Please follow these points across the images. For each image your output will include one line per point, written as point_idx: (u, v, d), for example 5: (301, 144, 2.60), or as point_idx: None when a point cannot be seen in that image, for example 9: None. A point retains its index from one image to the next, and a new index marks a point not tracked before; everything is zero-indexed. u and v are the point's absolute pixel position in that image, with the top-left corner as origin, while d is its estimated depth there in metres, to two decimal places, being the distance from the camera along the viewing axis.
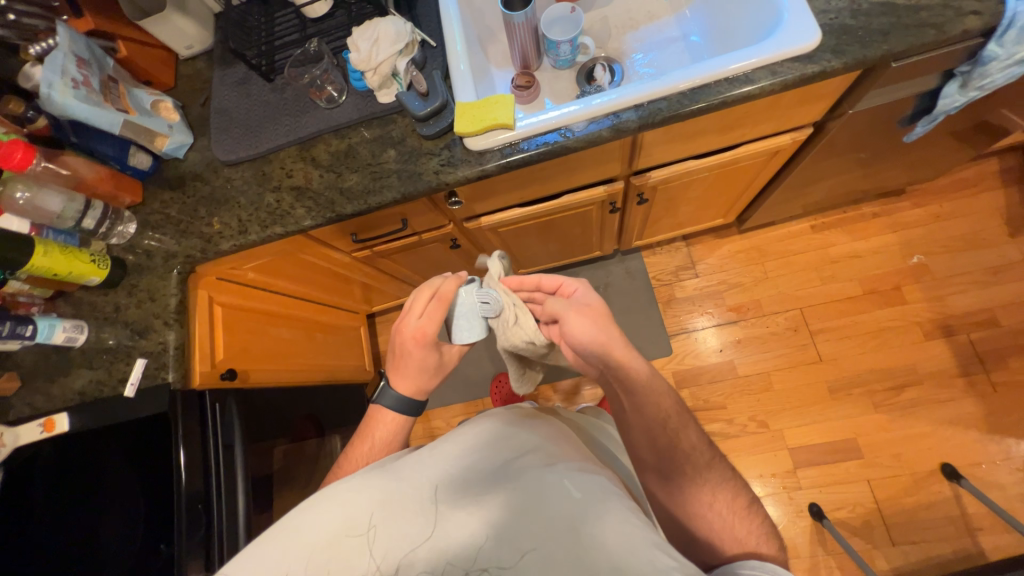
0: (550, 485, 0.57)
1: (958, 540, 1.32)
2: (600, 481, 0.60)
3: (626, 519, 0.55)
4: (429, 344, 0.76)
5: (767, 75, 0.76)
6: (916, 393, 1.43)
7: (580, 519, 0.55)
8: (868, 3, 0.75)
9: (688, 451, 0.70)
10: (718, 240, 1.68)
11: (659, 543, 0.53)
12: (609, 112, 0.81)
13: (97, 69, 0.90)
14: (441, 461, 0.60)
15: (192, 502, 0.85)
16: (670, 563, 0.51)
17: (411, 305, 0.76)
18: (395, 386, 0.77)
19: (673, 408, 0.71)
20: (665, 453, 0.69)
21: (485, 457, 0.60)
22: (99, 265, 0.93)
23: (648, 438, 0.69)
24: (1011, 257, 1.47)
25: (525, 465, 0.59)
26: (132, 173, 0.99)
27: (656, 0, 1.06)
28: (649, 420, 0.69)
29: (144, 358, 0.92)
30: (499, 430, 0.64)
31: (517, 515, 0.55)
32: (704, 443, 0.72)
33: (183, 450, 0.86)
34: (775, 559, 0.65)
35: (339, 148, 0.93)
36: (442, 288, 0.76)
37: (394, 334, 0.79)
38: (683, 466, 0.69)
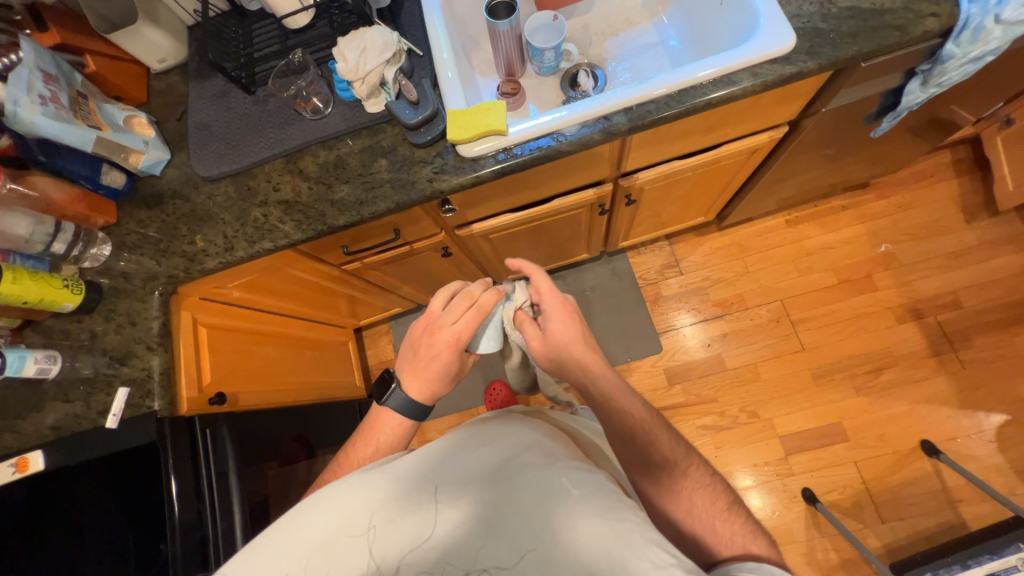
0: (550, 482, 0.57)
1: (941, 513, 1.39)
2: (601, 479, 0.60)
3: (626, 515, 0.55)
4: (459, 350, 0.77)
5: (748, 76, 0.79)
6: (893, 374, 1.51)
7: (581, 518, 0.54)
8: (837, 7, 0.79)
9: (660, 460, 0.72)
10: (700, 238, 1.73)
11: (659, 540, 0.53)
12: (598, 116, 0.82)
13: (65, 84, 0.86)
14: (441, 465, 0.61)
15: (185, 527, 0.81)
16: (670, 559, 0.52)
17: (446, 310, 0.76)
18: (413, 388, 0.77)
19: (642, 420, 0.74)
20: (640, 461, 0.72)
21: (484, 459, 0.61)
22: (73, 290, 0.88)
23: (623, 449, 0.73)
24: (968, 241, 1.57)
25: (524, 465, 0.59)
26: (105, 192, 0.95)
27: (634, 8, 1.09)
28: (622, 429, 0.73)
29: (127, 386, 0.87)
30: (499, 434, 0.65)
31: (516, 513, 0.55)
32: (677, 451, 0.74)
33: (174, 477, 0.82)
34: (767, 558, 0.65)
35: (327, 159, 0.91)
36: (480, 296, 0.77)
37: (422, 332, 0.78)
38: (658, 475, 0.72)
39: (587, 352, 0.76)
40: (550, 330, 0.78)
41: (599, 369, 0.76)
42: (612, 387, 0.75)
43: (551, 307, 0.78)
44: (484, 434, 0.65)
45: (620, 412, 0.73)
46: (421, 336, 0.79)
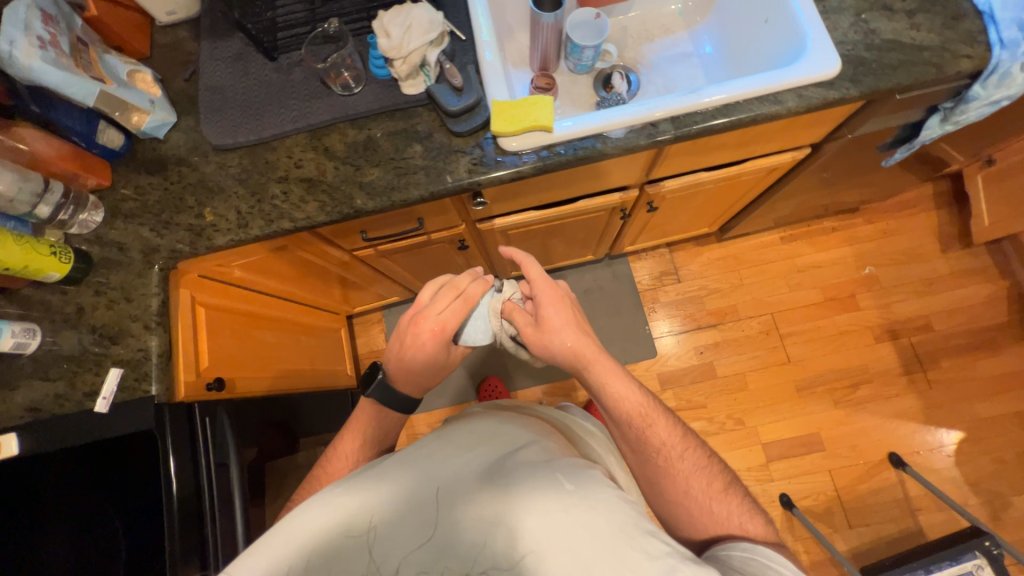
0: (546, 478, 0.57)
1: (902, 520, 1.49)
2: (597, 476, 0.59)
3: (620, 508, 0.55)
4: (445, 341, 0.75)
5: (793, 97, 0.81)
6: (868, 390, 1.60)
7: (577, 512, 0.54)
8: (880, 38, 0.81)
9: (656, 445, 0.72)
10: (699, 248, 1.77)
11: (653, 530, 0.53)
12: (647, 121, 0.81)
13: (65, 28, 0.76)
14: (439, 462, 0.59)
15: (185, 512, 0.76)
16: (664, 547, 0.52)
17: (433, 299, 0.75)
18: (398, 379, 0.77)
19: (637, 406, 0.73)
20: (637, 445, 0.73)
21: (482, 457, 0.61)
22: (61, 259, 0.79)
23: (620, 432, 0.74)
24: (942, 270, 1.68)
25: (521, 463, 0.60)
26: (99, 151, 0.86)
27: (671, 16, 1.09)
28: (618, 416, 0.73)
29: (120, 367, 0.79)
30: (495, 431, 0.66)
31: (513, 512, 0.54)
32: (675, 436, 0.73)
33: (174, 457, 0.76)
34: (760, 537, 0.67)
35: (356, 139, 0.86)
36: (466, 286, 0.76)
37: (407, 323, 0.76)
38: (654, 458, 0.72)
39: (578, 337, 0.75)
40: (541, 316, 0.77)
41: (593, 356, 0.74)
42: (608, 374, 0.74)
43: (542, 291, 0.78)
44: (481, 431, 0.66)
45: (616, 399, 0.73)
46: (406, 327, 0.76)
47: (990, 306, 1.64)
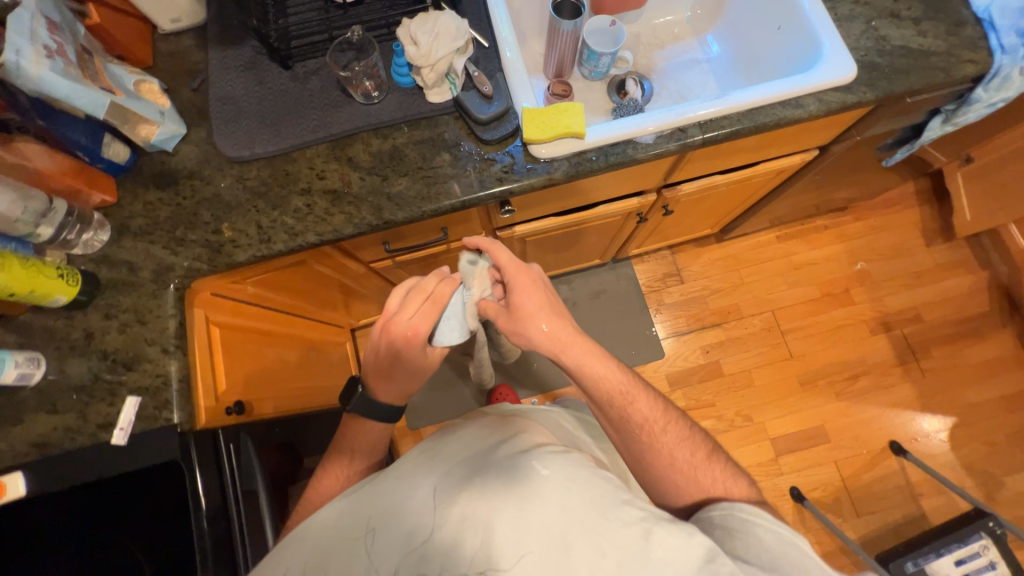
0: (523, 467, 0.59)
1: (906, 506, 1.54)
2: (575, 458, 0.62)
3: (597, 483, 0.59)
4: (420, 345, 0.73)
5: (814, 101, 0.83)
6: (867, 381, 1.66)
7: (557, 492, 0.57)
8: (891, 44, 0.85)
9: (640, 423, 0.70)
10: (699, 249, 1.80)
11: (629, 499, 0.58)
12: (676, 126, 0.82)
13: (70, 36, 0.72)
14: (430, 465, 0.63)
15: (218, 540, 0.72)
16: (637, 513, 0.56)
17: (402, 304, 0.73)
18: (378, 390, 0.77)
19: (618, 384, 0.71)
20: (620, 425, 0.71)
21: (467, 456, 0.63)
22: (69, 281, 0.74)
23: (602, 413, 0.73)
24: (928, 263, 1.76)
25: (502, 455, 0.62)
26: (103, 166, 0.81)
27: (680, 23, 1.11)
28: (597, 394, 0.71)
29: (137, 395, 0.74)
30: (479, 432, 0.69)
31: (495, 502, 0.56)
32: (657, 411, 0.72)
33: (201, 480, 0.73)
34: (745, 497, 0.68)
35: (381, 148, 0.84)
36: (430, 285, 0.75)
37: (380, 332, 0.74)
38: (639, 436, 0.71)
39: (555, 323, 0.72)
40: (515, 303, 0.74)
41: (569, 339, 0.72)
42: (586, 354, 0.72)
43: (514, 276, 0.75)
44: (461, 437, 0.68)
45: (595, 378, 0.71)
46: (379, 337, 0.74)
47: (973, 296, 1.72)
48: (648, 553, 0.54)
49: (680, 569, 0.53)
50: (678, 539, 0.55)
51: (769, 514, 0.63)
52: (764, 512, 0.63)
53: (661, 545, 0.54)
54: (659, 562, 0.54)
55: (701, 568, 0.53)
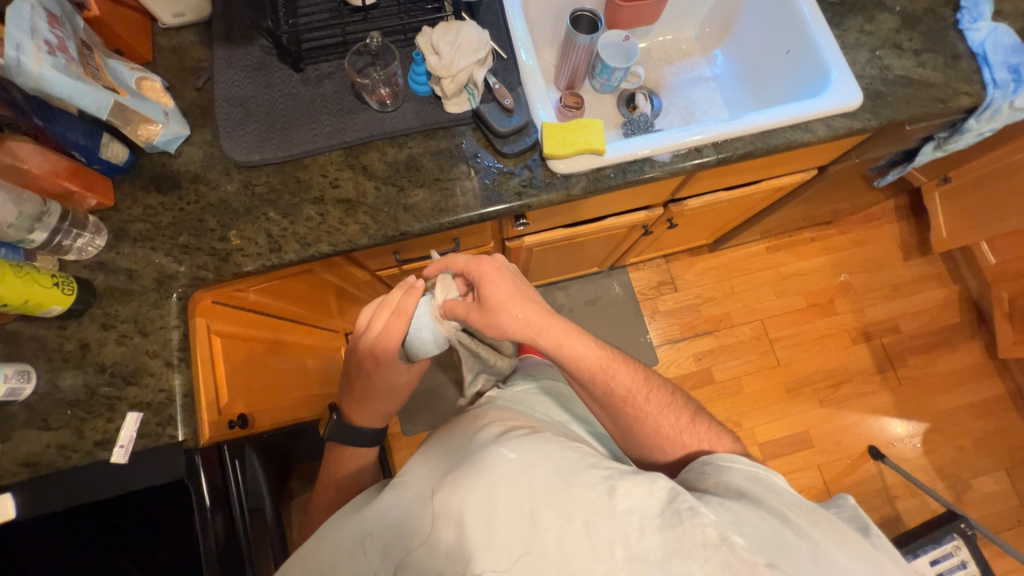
0: (488, 455, 0.58)
1: (883, 508, 1.62)
2: (543, 438, 0.60)
3: (564, 454, 0.58)
4: (387, 363, 0.77)
5: (822, 126, 0.86)
6: (849, 389, 1.73)
7: (522, 467, 0.55)
8: (893, 74, 0.88)
9: (623, 395, 0.73)
10: (692, 258, 1.84)
11: (594, 462, 0.57)
12: (691, 146, 0.83)
13: (71, 31, 0.68)
14: (412, 474, 0.62)
15: (228, 560, 0.70)
16: (601, 474, 0.55)
17: (370, 323, 0.78)
18: (356, 415, 0.82)
19: (597, 359, 0.73)
20: (604, 400, 0.74)
21: (443, 458, 0.62)
22: (64, 290, 0.70)
23: (586, 391, 0.75)
24: (906, 276, 1.85)
25: (470, 447, 0.61)
26: (100, 167, 0.77)
27: (688, 40, 1.13)
28: (581, 373, 0.73)
29: (137, 411, 0.71)
30: (459, 432, 0.67)
31: (463, 490, 0.54)
32: (637, 382, 0.75)
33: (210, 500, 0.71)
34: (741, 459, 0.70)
35: (397, 157, 0.82)
36: (390, 298, 0.78)
37: (353, 352, 0.80)
38: (624, 409, 0.74)
39: (528, 307, 0.73)
40: (484, 295, 0.74)
41: (544, 322, 0.73)
42: (563, 333, 0.73)
43: (479, 272, 0.76)
44: (442, 441, 0.66)
45: (575, 356, 0.73)
46: (349, 358, 0.81)
47: (946, 308, 1.82)
48: (612, 508, 0.52)
49: (644, 515, 0.52)
50: (642, 486, 0.54)
51: (744, 456, 0.66)
52: (744, 458, 0.65)
53: (627, 497, 0.53)
54: (627, 514, 0.52)
55: (664, 509, 0.52)
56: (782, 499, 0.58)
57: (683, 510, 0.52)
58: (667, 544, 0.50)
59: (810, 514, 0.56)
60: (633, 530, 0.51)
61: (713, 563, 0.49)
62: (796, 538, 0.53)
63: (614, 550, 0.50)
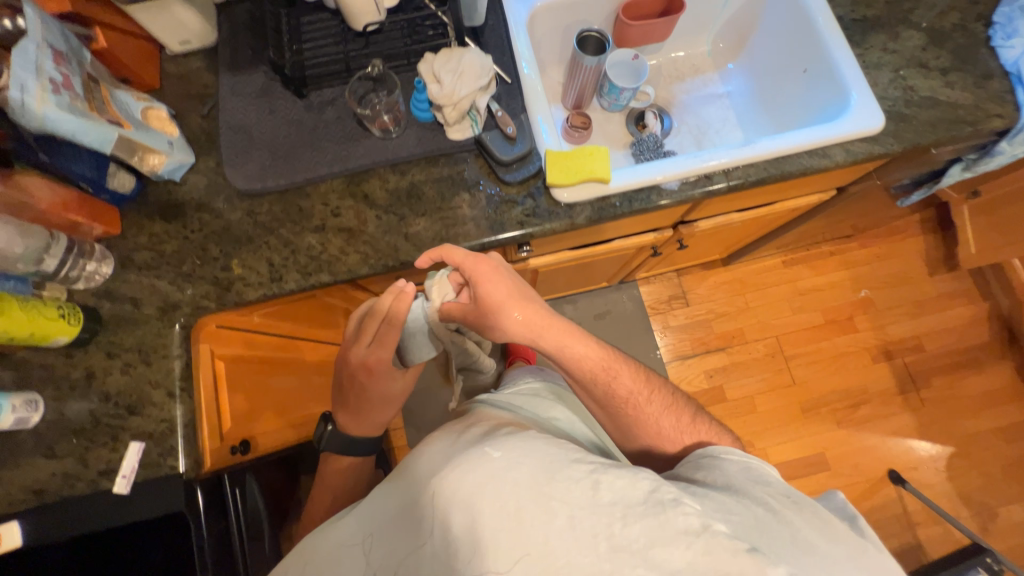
0: (472, 453, 0.56)
1: (903, 535, 1.55)
2: (530, 436, 0.59)
3: (550, 451, 0.56)
4: (381, 373, 0.77)
5: (841, 152, 0.82)
6: (868, 410, 1.66)
7: (506, 464, 0.53)
8: (918, 95, 0.84)
9: (624, 396, 0.74)
10: (705, 272, 1.79)
11: (579, 457, 0.55)
12: (700, 173, 0.81)
13: (76, 65, 0.68)
14: (403, 472, 0.62)
15: None
16: (586, 469, 0.53)
17: (360, 334, 0.76)
18: (350, 423, 0.82)
19: (599, 361, 0.74)
20: (605, 401, 0.75)
21: (430, 455, 0.61)
22: (70, 320, 0.71)
23: (588, 391, 0.76)
24: (930, 292, 1.77)
25: (456, 444, 0.60)
26: (108, 196, 0.78)
27: (701, 55, 1.09)
28: (582, 374, 0.74)
29: (140, 440, 0.72)
30: (449, 429, 0.66)
31: (446, 487, 0.54)
32: (639, 385, 0.76)
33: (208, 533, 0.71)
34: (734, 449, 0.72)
35: (398, 185, 0.81)
36: (382, 304, 0.76)
37: (344, 363, 0.78)
38: (625, 408, 0.75)
39: (526, 309, 0.73)
40: (484, 293, 0.73)
41: (545, 323, 0.73)
42: (563, 336, 0.74)
43: (475, 268, 0.73)
44: (432, 437, 0.66)
45: (576, 358, 0.74)
46: (341, 369, 0.80)
47: (973, 326, 1.74)
48: (596, 501, 0.51)
49: (627, 506, 0.51)
50: (625, 479, 0.52)
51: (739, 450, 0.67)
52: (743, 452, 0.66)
53: (611, 490, 0.52)
54: (610, 506, 0.51)
55: (647, 499, 0.51)
56: (767, 490, 0.58)
57: (665, 500, 0.51)
58: (649, 533, 0.49)
59: (794, 505, 0.56)
60: (617, 520, 0.50)
61: (695, 550, 0.48)
62: (779, 525, 0.53)
63: (598, 542, 0.49)
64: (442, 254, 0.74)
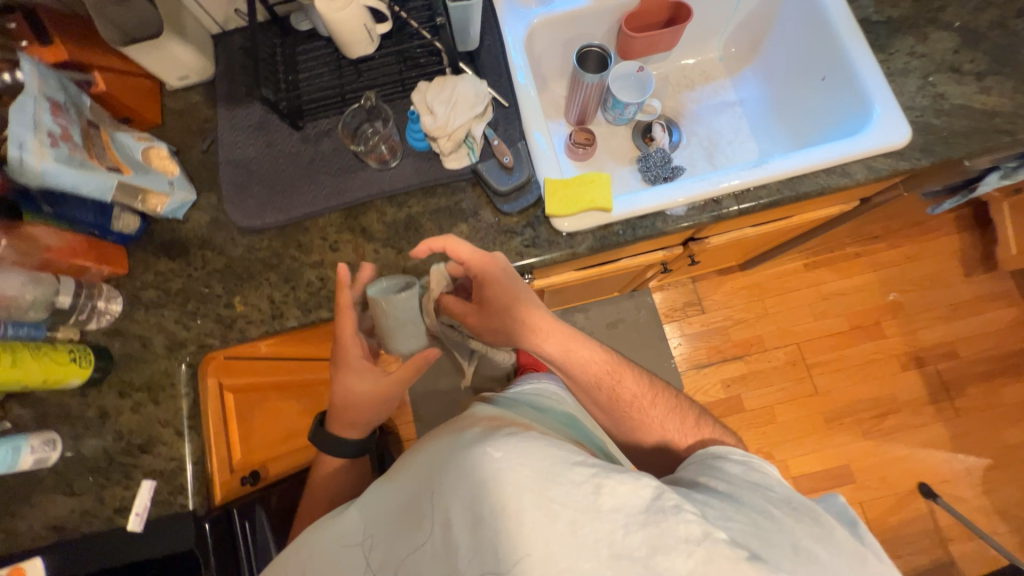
0: (469, 454, 0.55)
1: (934, 551, 1.49)
2: (528, 434, 0.57)
3: (550, 452, 0.54)
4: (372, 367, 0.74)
5: (862, 169, 0.76)
6: (897, 420, 1.59)
7: (506, 466, 0.52)
8: (949, 104, 0.77)
9: (629, 400, 0.78)
10: (721, 277, 1.73)
11: (580, 460, 0.53)
12: (710, 197, 0.77)
13: (75, 114, 0.69)
14: (404, 472, 0.61)
15: None
16: (587, 472, 0.52)
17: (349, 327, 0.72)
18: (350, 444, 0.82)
19: (604, 366, 0.78)
20: (611, 406, 0.78)
21: (430, 456, 0.60)
22: (81, 363, 0.73)
23: (591, 398, 0.79)
24: (966, 295, 1.67)
25: (454, 442, 0.58)
26: (114, 237, 0.79)
27: (712, 60, 1.04)
28: (587, 380, 0.77)
29: (151, 478, 0.74)
30: (448, 428, 0.65)
31: (446, 489, 0.54)
32: (643, 388, 0.80)
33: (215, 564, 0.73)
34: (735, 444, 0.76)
35: (396, 218, 0.80)
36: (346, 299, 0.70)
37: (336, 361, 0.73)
38: (630, 414, 0.79)
39: (531, 312, 0.72)
40: (487, 298, 0.72)
41: (551, 328, 0.74)
42: (567, 341, 0.76)
43: (478, 267, 0.71)
44: (433, 438, 0.65)
45: (582, 362, 0.76)
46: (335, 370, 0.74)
47: (1011, 331, 1.64)
48: (596, 507, 0.50)
49: (629, 513, 0.50)
50: (627, 484, 0.51)
51: (741, 450, 0.70)
52: (754, 457, 0.68)
53: (613, 495, 0.50)
54: (611, 512, 0.50)
55: (648, 506, 0.50)
56: (767, 498, 0.59)
57: (667, 507, 0.50)
58: (650, 541, 0.48)
59: (793, 512, 0.57)
60: (618, 527, 0.49)
61: (696, 559, 0.48)
62: (775, 531, 0.54)
63: (599, 547, 0.48)
64: (445, 245, 0.70)
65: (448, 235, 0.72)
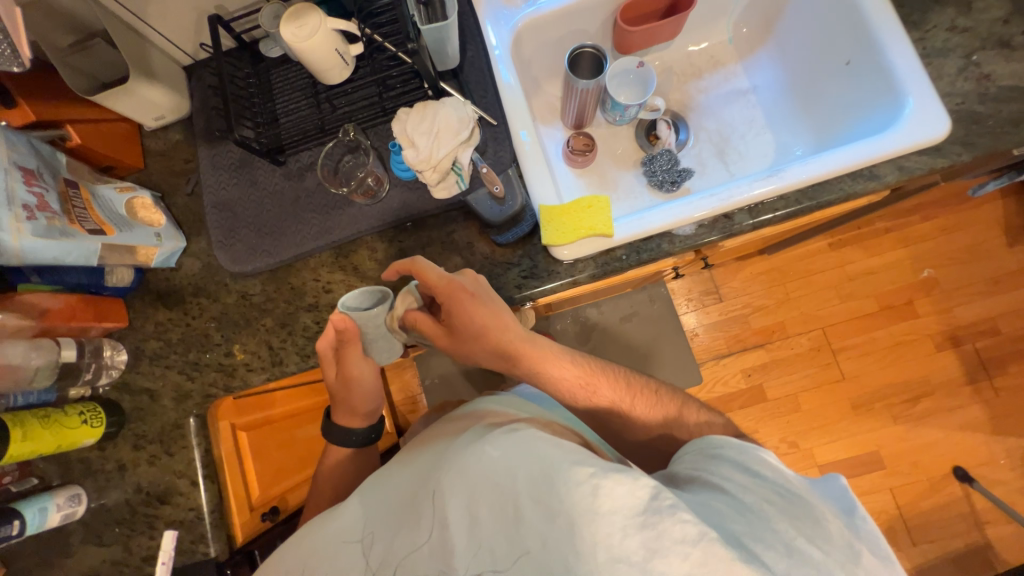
0: (471, 454, 0.56)
1: (969, 534, 1.45)
2: (529, 433, 0.58)
3: (549, 452, 0.54)
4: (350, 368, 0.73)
5: (893, 170, 0.69)
6: (930, 403, 1.52)
7: (506, 466, 0.54)
8: (996, 87, 0.68)
9: (607, 407, 0.73)
10: (739, 263, 1.64)
11: (579, 459, 0.52)
12: (721, 213, 0.70)
13: (50, 177, 0.67)
14: (409, 471, 0.63)
15: None
16: (586, 471, 0.51)
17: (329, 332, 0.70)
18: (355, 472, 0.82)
19: (576, 377, 0.73)
20: (589, 415, 0.74)
21: (434, 455, 0.62)
22: (92, 424, 0.74)
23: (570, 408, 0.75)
24: (1009, 267, 1.55)
25: (457, 444, 0.60)
26: (110, 292, 0.78)
27: (720, 43, 0.94)
28: (569, 401, 0.73)
29: (173, 528, 0.76)
30: (453, 429, 0.66)
31: (447, 486, 0.55)
32: (621, 390, 0.74)
33: None
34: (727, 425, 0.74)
35: (388, 254, 0.77)
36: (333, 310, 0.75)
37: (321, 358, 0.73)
38: (611, 417, 0.74)
39: (498, 338, 0.68)
40: (454, 323, 0.67)
41: (520, 349, 0.69)
42: (540, 364, 0.71)
43: (446, 293, 0.65)
44: (439, 437, 0.66)
45: (552, 380, 0.71)
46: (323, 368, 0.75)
47: None
48: (594, 509, 0.49)
49: (626, 515, 0.48)
50: (625, 485, 0.49)
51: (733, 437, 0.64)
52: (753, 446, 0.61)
53: (611, 497, 0.49)
54: (609, 514, 0.48)
55: (645, 508, 0.48)
56: (765, 495, 0.54)
57: (664, 508, 0.48)
58: (647, 544, 0.47)
59: (792, 509, 0.53)
60: (615, 530, 0.48)
61: (693, 561, 0.46)
62: (771, 535, 0.50)
63: (597, 551, 0.47)
64: (413, 268, 0.66)
65: (415, 257, 0.67)
